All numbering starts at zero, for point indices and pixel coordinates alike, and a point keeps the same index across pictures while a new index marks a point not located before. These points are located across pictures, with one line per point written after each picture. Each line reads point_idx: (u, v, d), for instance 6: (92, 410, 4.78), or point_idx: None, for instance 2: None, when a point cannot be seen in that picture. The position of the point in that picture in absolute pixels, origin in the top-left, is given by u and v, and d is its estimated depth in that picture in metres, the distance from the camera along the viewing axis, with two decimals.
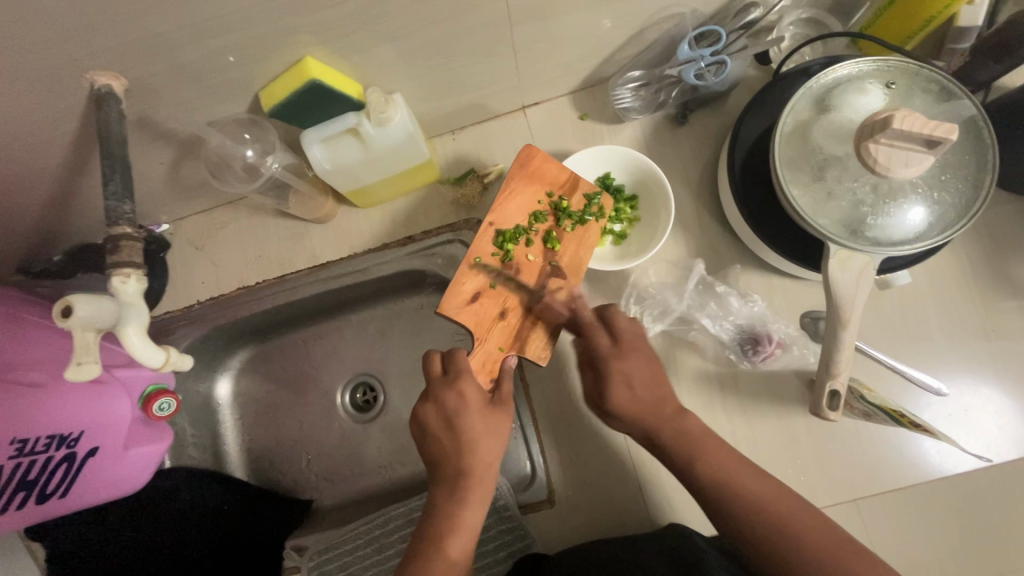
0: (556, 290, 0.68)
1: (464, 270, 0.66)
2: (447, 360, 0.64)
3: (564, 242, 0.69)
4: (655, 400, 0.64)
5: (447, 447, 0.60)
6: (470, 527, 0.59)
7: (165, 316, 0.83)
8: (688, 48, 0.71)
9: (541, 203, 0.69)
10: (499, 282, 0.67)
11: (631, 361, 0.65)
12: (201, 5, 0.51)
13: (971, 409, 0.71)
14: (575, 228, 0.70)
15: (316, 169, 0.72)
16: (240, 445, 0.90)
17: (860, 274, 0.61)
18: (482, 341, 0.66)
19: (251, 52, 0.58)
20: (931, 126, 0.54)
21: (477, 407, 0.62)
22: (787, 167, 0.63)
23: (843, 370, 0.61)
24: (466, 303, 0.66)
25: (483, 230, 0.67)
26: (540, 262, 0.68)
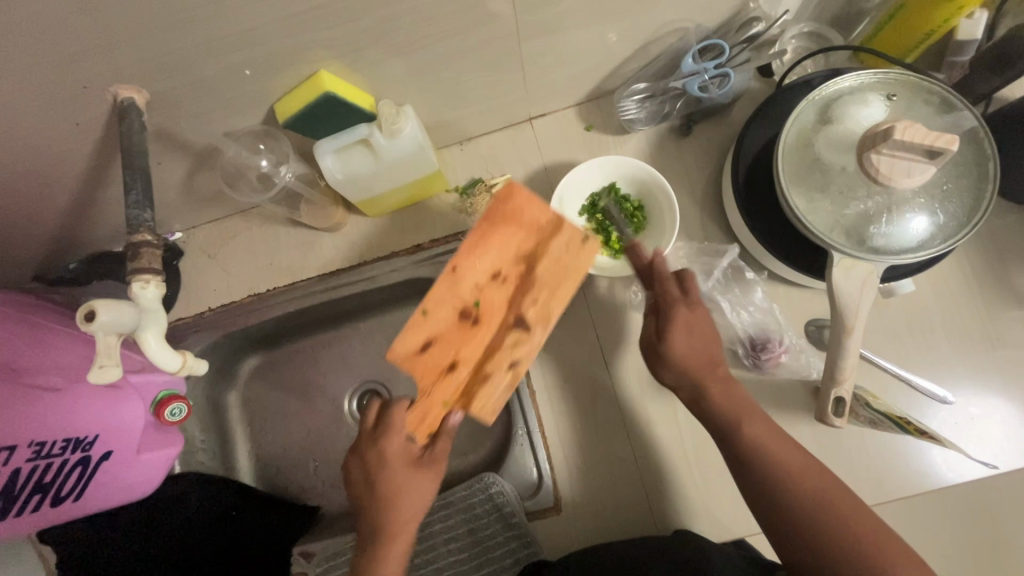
0: (516, 345, 0.61)
1: (415, 318, 0.59)
2: (385, 410, 0.64)
3: (534, 287, 0.60)
4: (710, 356, 0.64)
5: (366, 502, 0.62)
6: None
7: (178, 322, 0.86)
8: (692, 61, 0.73)
9: (517, 247, 0.60)
10: (456, 330, 0.60)
11: (696, 314, 0.64)
12: (220, 21, 0.52)
13: (977, 418, 0.71)
14: (549, 273, 0.60)
15: (328, 178, 0.72)
16: (249, 452, 0.92)
17: (863, 283, 0.61)
18: (424, 396, 0.62)
19: (266, 65, 0.60)
20: (932, 137, 0.55)
21: (400, 468, 0.62)
22: (790, 177, 0.64)
23: (849, 377, 0.61)
24: (413, 354, 0.60)
25: (444, 275, 0.59)
26: (501, 311, 0.61)
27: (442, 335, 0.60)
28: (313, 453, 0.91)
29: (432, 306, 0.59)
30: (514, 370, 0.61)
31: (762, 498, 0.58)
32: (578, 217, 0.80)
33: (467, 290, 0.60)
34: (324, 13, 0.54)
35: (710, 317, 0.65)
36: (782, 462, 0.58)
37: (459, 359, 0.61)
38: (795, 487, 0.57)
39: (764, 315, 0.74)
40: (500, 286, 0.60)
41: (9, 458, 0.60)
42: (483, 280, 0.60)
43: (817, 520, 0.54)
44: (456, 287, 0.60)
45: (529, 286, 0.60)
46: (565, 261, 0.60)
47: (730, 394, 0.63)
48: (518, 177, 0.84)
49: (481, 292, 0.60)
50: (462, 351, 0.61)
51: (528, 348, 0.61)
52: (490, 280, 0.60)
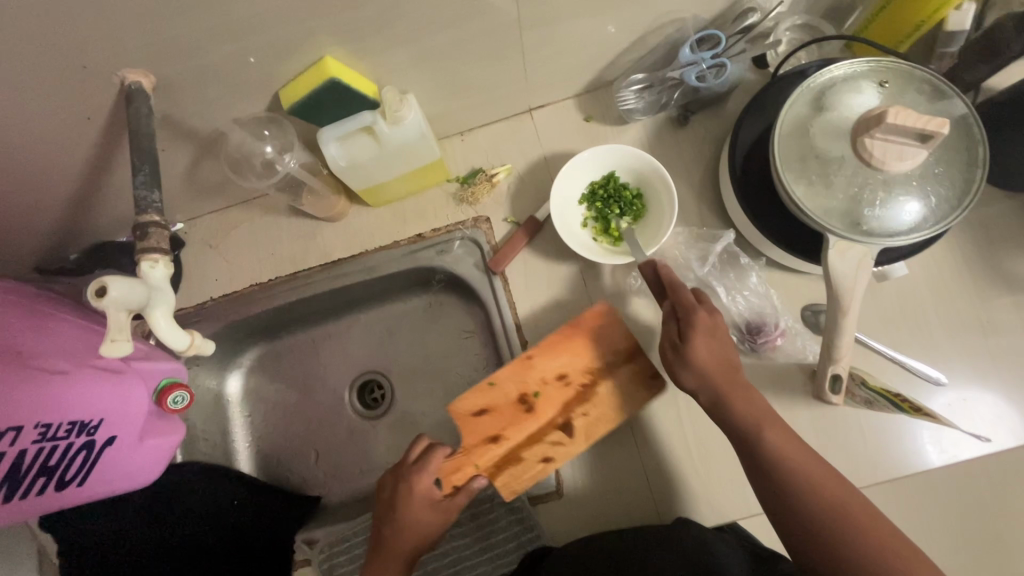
0: (556, 441, 0.71)
1: (481, 388, 0.73)
2: (428, 452, 0.70)
3: (581, 418, 0.72)
4: (727, 361, 0.64)
5: (383, 520, 0.68)
6: None
7: (181, 310, 0.86)
8: (689, 51, 0.74)
9: (589, 357, 0.74)
10: (516, 406, 0.73)
11: (714, 322, 0.64)
12: (227, 4, 0.53)
13: (969, 400, 0.73)
14: (597, 412, 0.72)
15: (331, 165, 0.72)
16: (249, 443, 0.93)
17: (858, 264, 0.63)
18: (464, 451, 0.72)
19: (272, 51, 0.60)
20: (923, 121, 0.57)
21: (419, 502, 0.67)
22: (786, 162, 0.66)
23: (846, 355, 0.62)
24: (472, 415, 0.73)
25: (519, 361, 0.73)
26: (557, 409, 0.73)
27: (504, 402, 0.73)
28: (314, 444, 0.92)
29: (495, 382, 0.73)
30: (543, 465, 0.70)
31: (783, 501, 0.58)
32: (578, 205, 0.81)
33: (533, 379, 0.74)
34: None
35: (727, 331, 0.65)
36: (794, 465, 0.58)
37: (504, 435, 0.73)
38: (817, 502, 0.56)
39: (760, 299, 0.75)
40: (562, 387, 0.74)
41: (15, 440, 0.59)
42: (548, 377, 0.74)
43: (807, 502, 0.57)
44: (526, 376, 0.74)
45: (582, 409, 0.72)
46: (608, 416, 0.71)
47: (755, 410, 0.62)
48: (519, 167, 0.85)
49: (544, 384, 0.73)
50: (510, 429, 0.73)
51: (562, 456, 0.70)
52: (554, 379, 0.74)
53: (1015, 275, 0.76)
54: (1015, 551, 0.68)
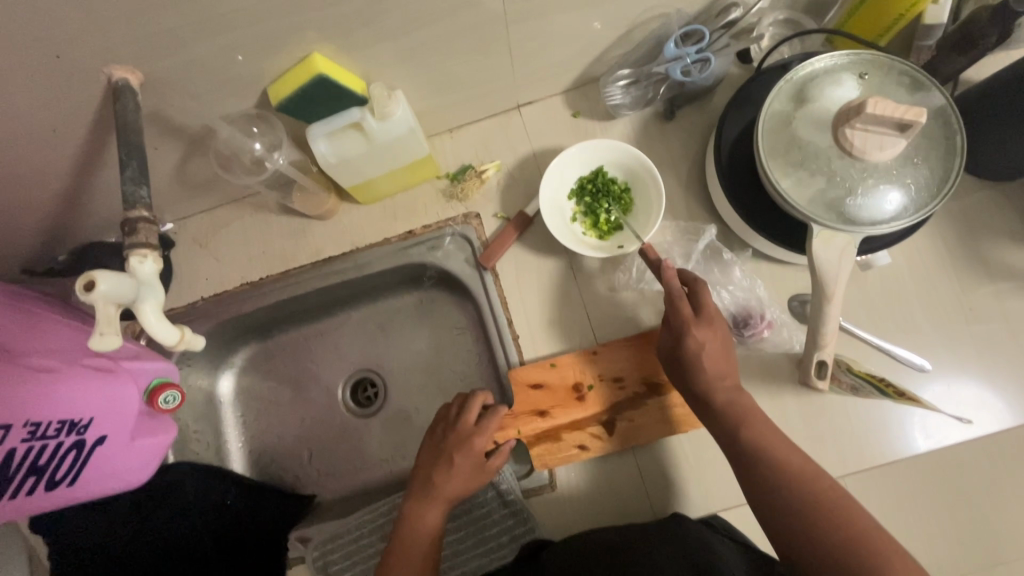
0: (594, 434, 0.75)
1: (542, 364, 0.78)
2: (488, 411, 0.75)
3: (625, 419, 0.75)
4: (720, 371, 0.65)
5: (431, 465, 0.73)
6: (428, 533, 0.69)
7: (172, 310, 0.86)
8: (674, 46, 0.75)
9: (649, 367, 0.76)
10: (569, 395, 0.77)
11: (707, 334, 0.65)
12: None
13: (952, 385, 0.74)
14: (643, 419, 0.75)
15: (321, 162, 0.72)
16: (243, 442, 0.93)
17: (842, 252, 0.64)
18: (513, 414, 0.77)
19: (258, 46, 0.61)
20: (901, 111, 0.58)
21: (468, 456, 0.72)
22: (769, 154, 0.67)
23: (831, 342, 0.64)
24: (528, 387, 0.77)
25: (585, 354, 0.78)
26: (605, 406, 0.76)
27: (558, 387, 0.77)
28: (308, 443, 0.93)
29: (557, 364, 0.78)
30: (577, 451, 0.75)
31: (761, 483, 0.59)
32: (568, 200, 0.82)
33: (590, 373, 0.77)
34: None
35: (726, 331, 0.66)
36: (762, 443, 0.61)
37: (551, 413, 0.76)
38: (789, 481, 0.58)
39: (745, 292, 0.76)
40: (616, 389, 0.76)
41: (4, 438, 0.59)
42: (606, 375, 0.77)
43: (769, 471, 0.59)
44: (586, 368, 0.77)
45: (628, 414, 0.75)
46: (654, 423, 0.75)
47: (736, 401, 0.64)
48: (508, 163, 0.86)
49: (599, 380, 0.77)
50: (558, 410, 0.76)
51: (597, 448, 0.75)
52: (610, 380, 0.77)
53: (996, 262, 0.77)
54: (1001, 534, 0.70)
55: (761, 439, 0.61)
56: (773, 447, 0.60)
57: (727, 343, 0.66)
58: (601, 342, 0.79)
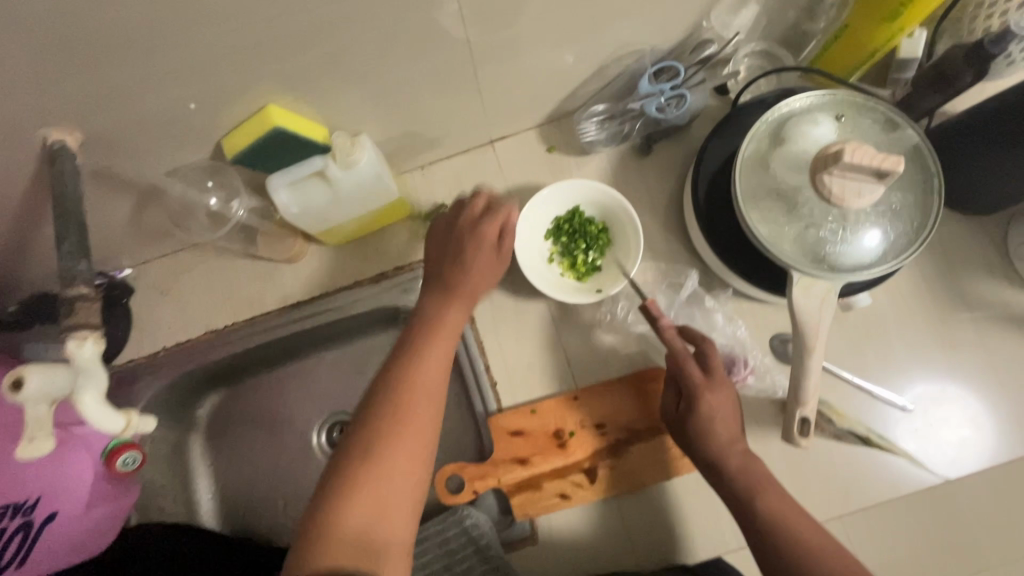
0: (577, 483, 0.73)
1: (522, 410, 0.75)
2: (490, 210, 0.67)
3: (610, 466, 0.74)
4: (731, 435, 0.64)
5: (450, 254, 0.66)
6: (407, 453, 0.57)
7: (133, 363, 0.82)
8: (648, 83, 0.73)
9: (632, 413, 0.74)
10: (550, 442, 0.74)
11: (719, 399, 0.64)
12: (151, 50, 0.50)
13: (934, 423, 0.74)
14: (627, 466, 0.73)
15: (283, 213, 0.69)
16: (213, 493, 0.89)
17: (822, 301, 0.62)
18: (494, 463, 0.74)
19: (207, 97, 0.57)
20: (879, 159, 0.57)
21: (486, 252, 0.66)
22: (747, 197, 0.65)
23: (812, 397, 0.61)
24: (507, 435, 0.74)
25: (567, 400, 0.75)
26: (587, 453, 0.74)
27: (540, 434, 0.74)
28: (281, 492, 0.89)
29: (537, 409, 0.75)
30: (561, 501, 0.73)
31: (777, 553, 0.58)
32: (544, 240, 0.79)
33: (571, 419, 0.75)
34: (267, 43, 0.53)
35: (734, 394, 0.65)
36: (778, 513, 0.60)
37: (532, 461, 0.74)
38: (806, 547, 0.58)
39: (725, 334, 0.75)
40: (599, 436, 0.74)
41: None
42: (588, 421, 0.74)
43: (788, 545, 0.58)
44: (568, 413, 0.75)
45: (611, 460, 0.74)
46: (642, 470, 0.73)
47: (750, 467, 0.63)
48: None
49: (581, 427, 0.74)
50: (538, 458, 0.74)
51: (580, 497, 0.73)
52: (593, 426, 0.74)
53: (975, 295, 0.77)
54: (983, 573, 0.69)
55: (775, 510, 0.60)
56: (787, 519, 0.60)
57: (735, 406, 0.66)
58: (581, 386, 0.77)
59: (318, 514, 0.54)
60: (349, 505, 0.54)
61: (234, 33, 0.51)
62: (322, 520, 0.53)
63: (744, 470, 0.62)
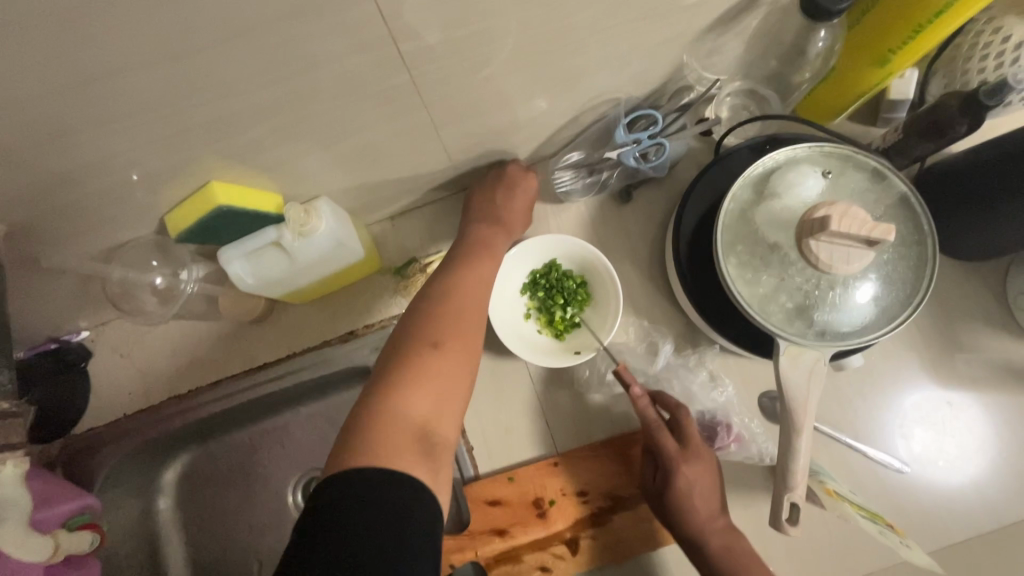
0: (558, 555, 0.69)
1: (501, 478, 0.71)
2: (522, 175, 0.74)
3: (594, 534, 0.70)
4: (710, 510, 0.62)
5: (488, 199, 0.72)
6: (464, 312, 0.55)
7: (90, 432, 0.78)
8: (624, 132, 0.69)
9: (615, 481, 0.71)
10: (530, 511, 0.70)
11: (696, 471, 0.63)
12: (80, 124, 0.47)
13: (931, 483, 0.70)
14: (611, 537, 0.70)
15: (238, 283, 0.65)
16: (184, 560, 0.85)
17: (810, 372, 0.58)
18: (471, 534, 0.70)
19: (150, 164, 0.54)
20: (869, 227, 0.53)
21: (523, 182, 0.73)
22: (730, 258, 0.61)
23: (801, 481, 0.55)
24: (485, 504, 0.71)
25: (547, 467, 0.71)
26: (569, 523, 0.70)
27: (519, 504, 0.70)
28: (256, 551, 0.85)
29: (516, 476, 0.72)
30: (542, 571, 0.69)
31: None
32: (521, 294, 0.76)
33: (552, 487, 0.71)
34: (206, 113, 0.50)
35: (713, 466, 0.64)
36: None
37: (511, 531, 0.70)
38: None
39: (708, 396, 0.72)
40: (581, 504, 0.70)
41: None
42: (569, 489, 0.71)
43: None
44: (549, 480, 0.71)
45: (595, 530, 0.70)
46: (626, 539, 0.70)
47: (730, 546, 0.61)
48: None
49: (563, 496, 0.70)
50: (518, 528, 0.70)
51: (561, 570, 0.69)
52: (575, 495, 0.70)
53: (973, 345, 0.73)
54: None
55: None
56: None
57: (715, 479, 0.64)
58: (560, 450, 0.73)
59: (376, 399, 0.47)
60: (411, 387, 0.48)
61: (170, 108, 0.48)
62: (377, 414, 0.46)
63: (726, 553, 0.61)
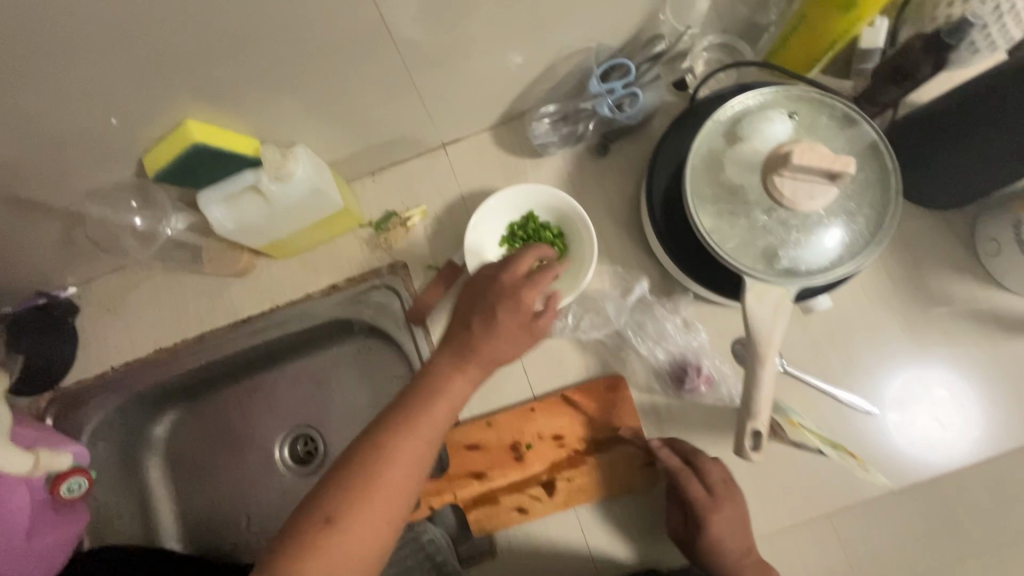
0: (534, 497, 0.71)
1: (479, 424, 0.73)
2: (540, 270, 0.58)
3: (569, 476, 0.71)
4: (743, 545, 0.63)
5: (477, 285, 0.59)
6: (383, 515, 0.49)
7: (80, 385, 0.80)
8: (598, 82, 0.70)
9: (588, 425, 0.72)
10: (506, 456, 0.72)
11: (726, 516, 0.63)
12: (53, 57, 0.48)
13: (898, 425, 0.72)
14: (586, 478, 0.71)
15: (218, 229, 0.66)
16: (173, 514, 0.87)
17: (776, 307, 0.59)
18: (449, 478, 0.72)
19: (125, 104, 0.55)
20: (830, 159, 0.55)
21: (523, 301, 0.56)
22: (699, 200, 0.63)
23: (763, 411, 0.57)
24: (463, 449, 0.72)
25: (524, 413, 0.73)
26: (545, 465, 0.72)
27: (496, 449, 0.72)
28: (244, 508, 0.87)
29: (493, 421, 0.73)
30: (519, 513, 0.70)
31: None
32: (498, 247, 0.77)
33: (529, 432, 0.73)
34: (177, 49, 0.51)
35: (742, 507, 0.65)
36: None
37: (488, 474, 0.72)
38: None
39: (679, 342, 0.74)
40: (556, 448, 0.72)
41: None
42: (545, 434, 0.72)
43: None
44: (525, 426, 0.73)
45: (569, 472, 0.71)
46: (600, 480, 0.71)
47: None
48: (435, 209, 0.80)
49: (539, 440, 0.72)
50: (495, 470, 0.72)
51: (537, 511, 0.70)
52: (550, 439, 0.72)
53: (941, 292, 0.75)
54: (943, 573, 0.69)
55: None
56: None
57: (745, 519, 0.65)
58: (536, 397, 0.75)
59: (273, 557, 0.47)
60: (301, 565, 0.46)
61: (140, 37, 0.49)
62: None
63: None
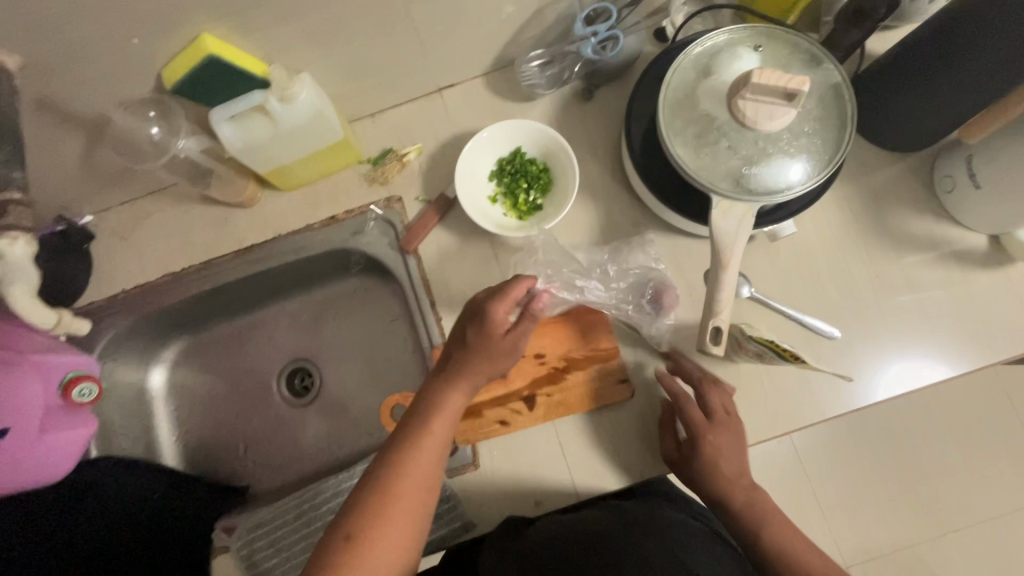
0: (515, 410, 0.75)
1: None
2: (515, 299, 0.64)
3: (549, 391, 0.75)
4: (739, 470, 0.69)
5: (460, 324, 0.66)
6: (394, 541, 0.54)
7: (91, 304, 0.84)
8: (582, 25, 0.76)
9: (567, 345, 0.77)
10: None
11: (721, 436, 0.69)
12: None
13: (857, 349, 0.76)
14: (565, 393, 0.75)
15: (228, 147, 0.73)
16: (175, 439, 0.92)
17: (739, 221, 0.65)
18: None
19: (144, 21, 0.61)
20: (786, 79, 0.60)
21: (502, 330, 0.64)
22: (672, 124, 0.67)
23: (724, 309, 0.66)
24: None
25: None
26: (526, 380, 0.76)
27: None
28: (242, 437, 0.92)
29: None
30: (501, 424, 0.75)
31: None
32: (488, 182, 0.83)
33: None
34: None
35: (739, 434, 0.70)
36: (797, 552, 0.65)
37: None
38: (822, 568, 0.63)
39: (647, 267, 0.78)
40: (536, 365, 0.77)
41: None
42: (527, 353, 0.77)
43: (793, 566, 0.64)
44: None
45: (549, 388, 0.75)
46: (577, 395, 0.75)
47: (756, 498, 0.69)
48: (429, 147, 0.86)
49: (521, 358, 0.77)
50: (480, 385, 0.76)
51: (517, 423, 0.75)
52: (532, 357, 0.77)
53: (901, 230, 0.80)
54: None
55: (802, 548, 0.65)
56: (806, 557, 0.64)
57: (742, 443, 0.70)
58: None
59: None
60: None
61: None
62: None
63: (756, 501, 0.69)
